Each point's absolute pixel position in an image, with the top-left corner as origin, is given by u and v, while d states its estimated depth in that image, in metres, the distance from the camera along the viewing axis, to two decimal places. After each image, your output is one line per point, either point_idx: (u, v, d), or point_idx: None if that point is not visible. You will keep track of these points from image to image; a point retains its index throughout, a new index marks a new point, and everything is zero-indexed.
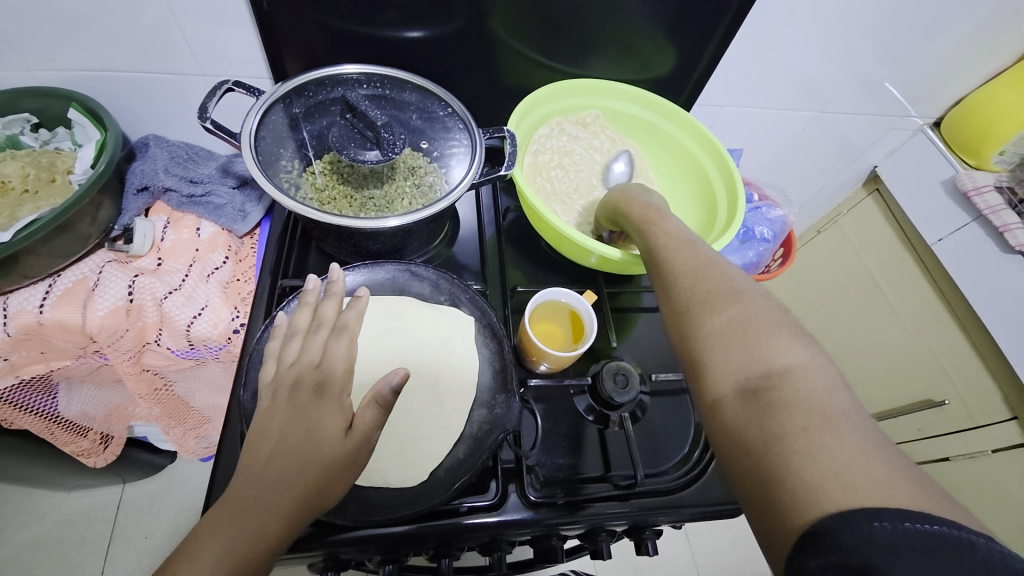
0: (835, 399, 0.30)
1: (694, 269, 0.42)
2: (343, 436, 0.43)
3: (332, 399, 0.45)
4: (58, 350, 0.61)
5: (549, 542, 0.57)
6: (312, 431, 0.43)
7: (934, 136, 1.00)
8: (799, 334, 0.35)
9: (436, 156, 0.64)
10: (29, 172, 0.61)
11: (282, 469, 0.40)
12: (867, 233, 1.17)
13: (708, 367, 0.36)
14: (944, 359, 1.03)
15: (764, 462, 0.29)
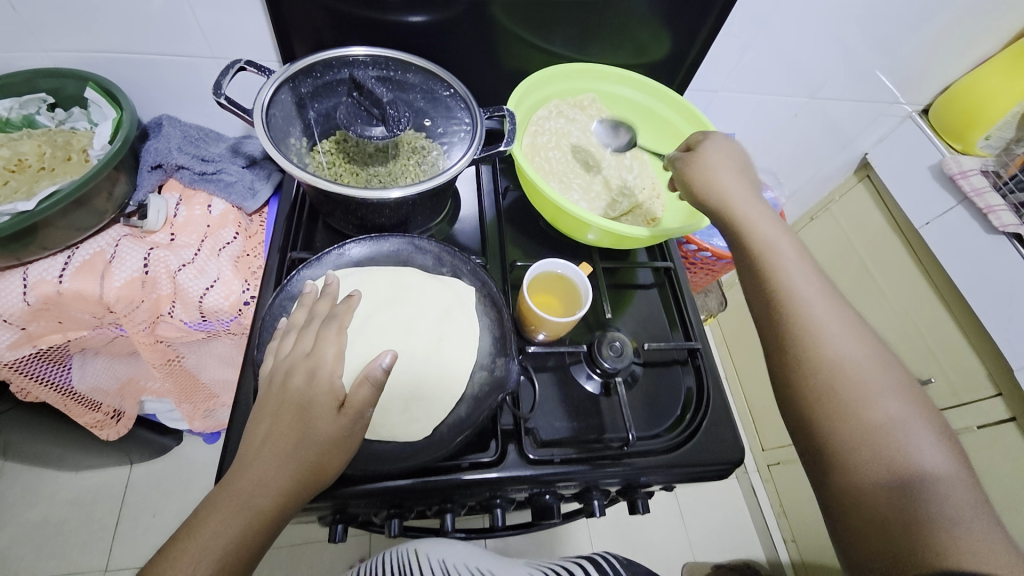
0: (954, 482, 0.37)
1: (832, 336, 0.46)
2: (338, 415, 0.45)
3: (323, 385, 0.46)
4: (75, 320, 0.64)
5: (545, 498, 0.60)
6: (304, 414, 0.45)
7: (922, 122, 1.04)
8: (930, 422, 0.41)
9: (438, 134, 0.67)
10: (45, 151, 0.64)
11: (276, 455, 0.44)
12: (857, 219, 1.20)
13: (850, 411, 0.42)
14: (930, 338, 1.05)
15: (895, 524, 0.37)
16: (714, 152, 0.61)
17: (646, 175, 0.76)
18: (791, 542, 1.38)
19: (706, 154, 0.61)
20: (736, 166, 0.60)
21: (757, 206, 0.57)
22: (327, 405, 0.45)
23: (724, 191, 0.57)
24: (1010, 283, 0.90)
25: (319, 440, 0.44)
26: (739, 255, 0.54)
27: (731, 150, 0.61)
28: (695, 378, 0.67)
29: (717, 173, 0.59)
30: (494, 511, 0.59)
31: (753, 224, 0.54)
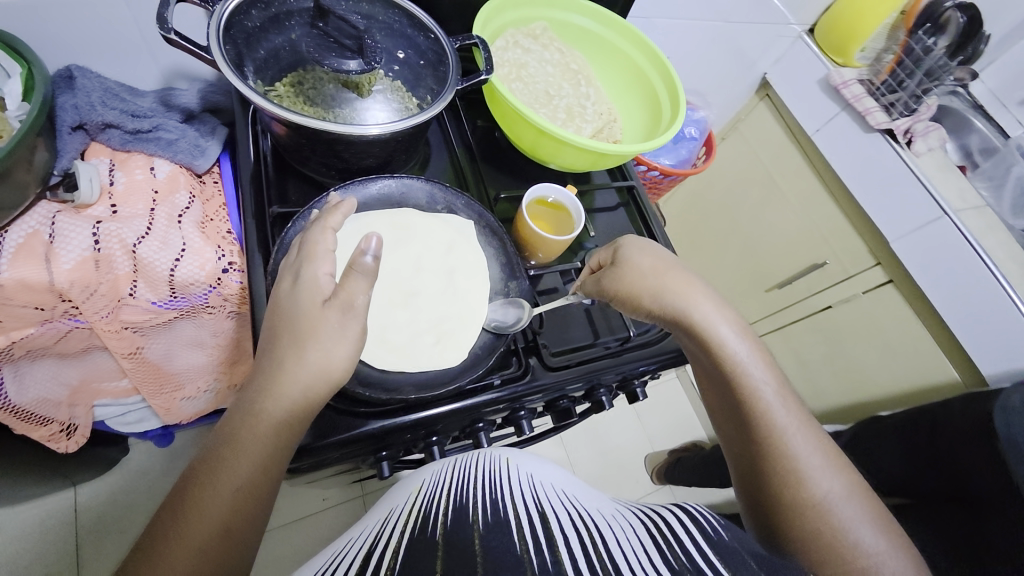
0: (851, 512, 0.47)
1: (755, 393, 0.51)
2: (337, 331, 0.44)
3: (318, 296, 0.45)
4: (16, 317, 0.55)
5: (561, 402, 0.66)
6: (299, 339, 0.43)
7: (810, 41, 1.20)
8: (834, 464, 0.49)
9: (411, 67, 0.64)
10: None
11: (275, 388, 0.42)
12: (761, 135, 1.36)
13: (784, 468, 0.48)
14: (824, 227, 1.26)
15: (825, 558, 0.45)
16: (633, 251, 0.59)
17: (601, 101, 0.81)
18: None
19: (624, 260, 0.59)
20: (658, 259, 0.58)
21: (708, 295, 0.55)
22: (322, 322, 0.44)
23: (662, 300, 0.55)
24: (884, 173, 1.11)
25: (318, 365, 0.43)
26: (698, 344, 0.54)
27: (641, 241, 0.60)
28: None
29: (642, 278, 0.57)
30: (520, 421, 0.64)
31: (690, 305, 0.54)
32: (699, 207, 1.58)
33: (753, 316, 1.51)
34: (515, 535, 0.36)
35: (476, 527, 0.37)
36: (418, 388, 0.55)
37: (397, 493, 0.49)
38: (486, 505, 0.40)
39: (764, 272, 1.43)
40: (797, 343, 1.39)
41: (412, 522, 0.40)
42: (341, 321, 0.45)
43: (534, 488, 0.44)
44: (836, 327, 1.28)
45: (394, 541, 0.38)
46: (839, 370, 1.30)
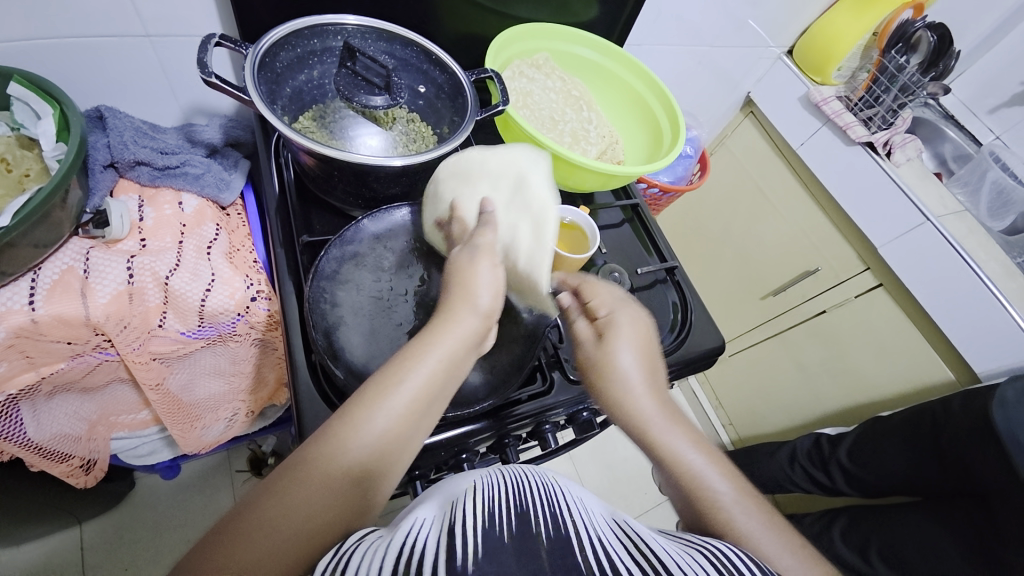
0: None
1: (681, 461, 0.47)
2: (473, 310, 0.47)
3: (455, 276, 0.49)
4: (46, 352, 0.56)
5: (582, 415, 0.68)
6: (438, 320, 0.45)
7: (789, 62, 1.27)
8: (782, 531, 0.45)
9: (433, 100, 0.68)
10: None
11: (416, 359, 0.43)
12: (748, 149, 1.43)
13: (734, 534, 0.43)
14: (813, 235, 1.32)
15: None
16: (626, 333, 0.52)
17: (603, 125, 0.86)
18: (728, 426, 1.68)
19: (614, 337, 0.52)
20: (646, 345, 0.53)
21: (638, 356, 0.51)
22: (462, 299, 0.47)
23: (630, 384, 0.49)
24: (867, 182, 1.17)
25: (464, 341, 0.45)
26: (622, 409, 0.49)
27: (640, 317, 0.54)
28: (677, 292, 0.80)
29: (627, 362, 0.50)
30: (545, 434, 0.66)
31: (613, 367, 0.50)
32: (691, 220, 1.64)
33: (749, 324, 1.55)
34: (581, 554, 0.31)
35: (541, 538, 0.32)
36: (454, 406, 0.57)
37: (445, 489, 0.40)
38: (550, 514, 0.35)
39: (759, 279, 1.48)
40: (795, 348, 1.43)
41: (479, 509, 0.33)
42: (476, 299, 0.47)
43: (586, 508, 0.38)
44: (830, 330, 1.33)
45: (466, 522, 0.31)
46: (838, 373, 1.34)
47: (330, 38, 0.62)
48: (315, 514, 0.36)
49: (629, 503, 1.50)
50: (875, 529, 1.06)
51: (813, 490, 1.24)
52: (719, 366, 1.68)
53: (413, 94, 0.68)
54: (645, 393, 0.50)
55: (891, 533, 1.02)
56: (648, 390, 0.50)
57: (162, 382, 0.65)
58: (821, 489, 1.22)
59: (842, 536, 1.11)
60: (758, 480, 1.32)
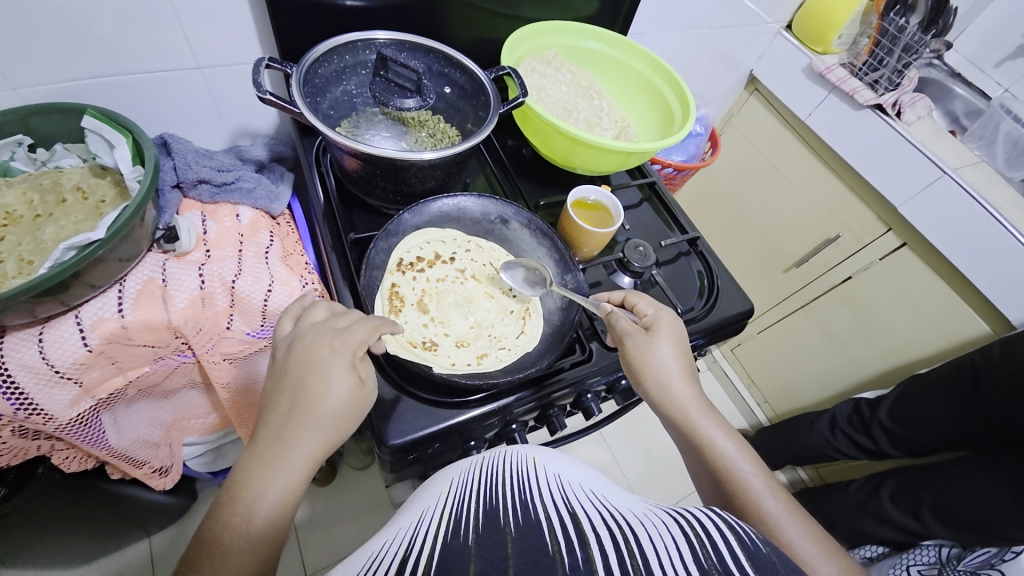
0: (816, 559, 0.49)
1: (713, 445, 0.57)
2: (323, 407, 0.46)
3: (306, 366, 0.47)
4: (132, 357, 0.62)
5: (621, 383, 0.71)
6: (303, 404, 0.46)
7: (789, 36, 1.30)
8: (800, 511, 0.53)
9: (458, 101, 0.73)
10: (32, 198, 0.62)
11: (287, 437, 0.44)
12: (755, 125, 1.46)
13: (760, 509, 0.52)
14: (830, 203, 1.33)
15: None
16: (666, 329, 0.62)
17: (614, 111, 0.90)
18: (764, 404, 1.68)
19: (657, 333, 0.62)
20: (682, 343, 0.63)
21: (679, 353, 0.61)
22: (312, 395, 0.46)
23: (668, 375, 0.59)
24: (880, 142, 1.19)
25: (315, 435, 0.45)
26: (667, 400, 0.59)
27: (677, 324, 0.64)
28: (701, 261, 0.84)
29: (661, 359, 0.60)
30: (588, 403, 0.69)
31: (658, 366, 0.60)
32: (707, 201, 1.67)
33: (774, 299, 1.55)
34: (548, 535, 0.34)
35: (509, 530, 0.35)
36: (504, 372, 0.62)
37: (424, 498, 0.45)
38: (514, 510, 0.37)
39: (782, 251, 1.48)
40: (823, 317, 1.43)
41: (442, 526, 0.37)
42: (330, 387, 0.46)
43: (561, 491, 0.41)
44: (857, 295, 1.33)
45: (429, 545, 0.34)
46: (869, 338, 1.34)
47: (362, 52, 0.67)
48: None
49: (670, 487, 1.51)
50: (925, 487, 1.05)
51: (857, 456, 1.24)
52: (747, 344, 1.69)
53: (438, 96, 0.73)
54: (683, 383, 0.60)
55: (940, 490, 1.02)
56: (686, 383, 0.60)
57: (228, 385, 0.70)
58: (866, 454, 1.22)
59: (891, 498, 1.11)
60: (799, 452, 1.33)
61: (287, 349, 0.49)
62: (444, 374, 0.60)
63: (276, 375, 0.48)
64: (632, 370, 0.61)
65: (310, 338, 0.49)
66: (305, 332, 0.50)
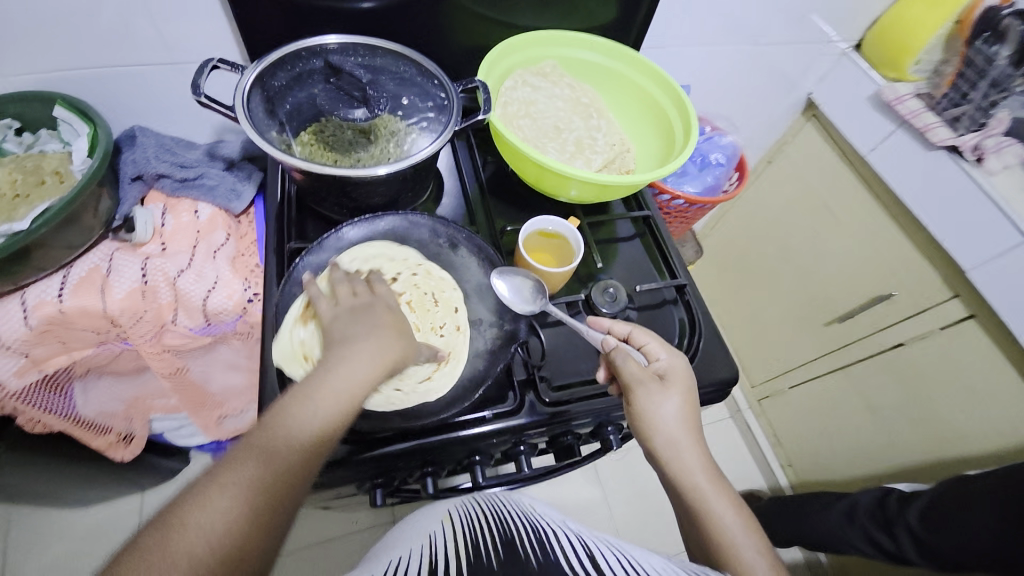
0: None
1: (718, 522, 0.49)
2: (349, 374, 0.45)
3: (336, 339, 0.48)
4: (78, 339, 0.65)
5: (561, 438, 0.64)
6: (325, 371, 0.45)
7: (857, 57, 1.12)
8: None
9: (414, 113, 0.69)
10: (16, 177, 0.64)
11: (303, 402, 0.42)
12: (810, 155, 1.29)
13: None
14: (886, 254, 1.15)
15: None
16: (678, 380, 0.56)
17: (613, 132, 0.82)
18: (787, 467, 1.47)
19: (669, 383, 0.55)
20: (694, 399, 0.56)
21: (689, 410, 0.54)
22: (341, 360, 0.46)
23: (675, 433, 0.52)
24: (955, 193, 0.98)
25: (338, 401, 0.43)
26: (670, 462, 0.52)
27: (691, 372, 0.57)
28: (685, 310, 0.73)
29: (666, 412, 0.53)
30: (519, 457, 0.63)
31: (663, 421, 0.53)
32: (748, 232, 1.50)
33: (812, 354, 1.36)
34: (570, 571, 0.38)
35: (531, 561, 0.39)
36: (402, 418, 0.55)
37: (424, 527, 0.49)
38: (532, 542, 0.42)
39: (825, 301, 1.30)
40: (864, 384, 1.23)
41: (461, 554, 0.41)
42: (356, 355, 0.46)
43: (571, 531, 0.45)
44: (908, 366, 1.13)
45: (451, 572, 0.38)
46: (916, 418, 1.13)
47: (312, 59, 0.64)
48: (222, 531, 0.36)
49: (660, 542, 1.38)
50: None
51: (876, 556, 1.04)
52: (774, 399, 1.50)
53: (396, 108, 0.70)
54: (694, 444, 0.53)
55: None
56: (697, 444, 0.53)
57: (183, 369, 0.74)
58: (886, 556, 1.02)
59: None
60: (810, 535, 1.15)
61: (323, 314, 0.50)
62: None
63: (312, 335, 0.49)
64: (633, 423, 0.54)
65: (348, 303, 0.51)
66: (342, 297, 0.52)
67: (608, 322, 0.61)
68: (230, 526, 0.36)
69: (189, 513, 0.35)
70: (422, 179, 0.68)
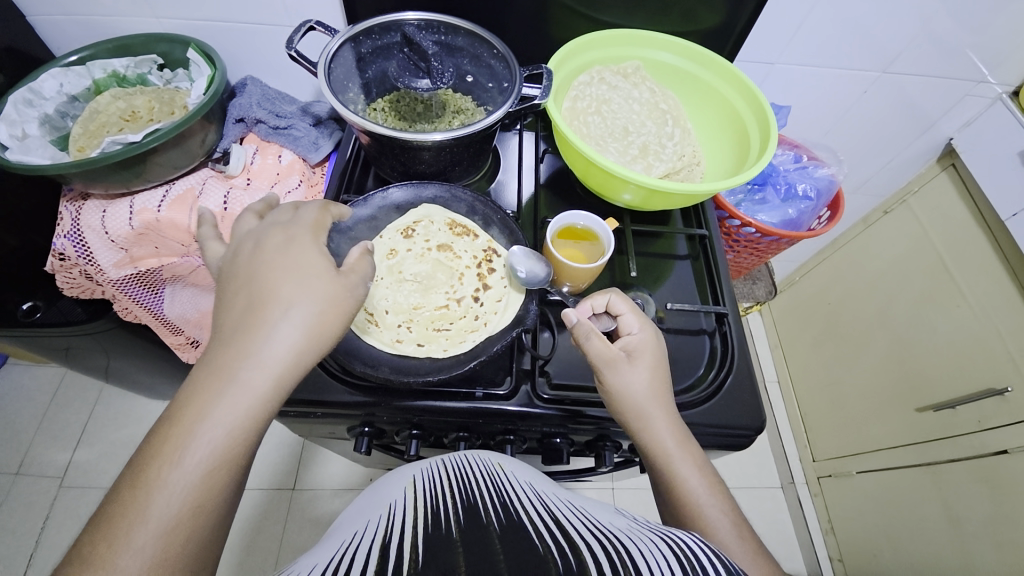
0: None
1: (689, 493, 0.48)
2: (285, 302, 0.39)
3: (261, 266, 0.41)
4: (167, 247, 0.77)
5: (554, 440, 0.61)
6: (261, 297, 0.39)
7: (1014, 104, 0.94)
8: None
9: (476, 90, 0.74)
10: (153, 105, 0.77)
11: (250, 336, 0.37)
12: (937, 210, 1.11)
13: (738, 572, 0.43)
14: (1012, 341, 0.94)
15: None
16: (649, 353, 0.53)
17: (686, 143, 0.77)
18: (837, 562, 1.26)
19: (640, 357, 0.52)
20: (664, 372, 0.53)
21: (659, 386, 0.52)
22: (271, 290, 0.39)
23: (646, 409, 0.50)
24: None
25: (286, 329, 0.38)
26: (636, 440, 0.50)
27: (662, 343, 0.55)
28: (720, 341, 0.66)
29: (636, 388, 0.50)
30: (504, 447, 0.62)
31: (632, 397, 0.50)
32: (847, 285, 1.32)
33: (892, 439, 1.16)
34: (535, 538, 0.35)
35: (494, 527, 0.37)
36: (392, 369, 0.56)
37: (387, 491, 0.47)
38: (496, 506, 0.40)
39: (922, 381, 1.10)
40: (949, 491, 1.02)
41: (422, 516, 0.39)
42: (292, 274, 0.40)
43: (535, 495, 0.43)
44: (1010, 481, 0.92)
45: (409, 534, 0.37)
46: (1002, 543, 0.92)
47: (393, 33, 0.68)
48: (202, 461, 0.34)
49: None
50: None
51: None
52: (836, 480, 1.30)
53: (461, 83, 0.74)
54: (664, 420, 0.50)
55: None
56: (667, 420, 0.50)
57: None
58: None
59: None
60: None
61: (236, 250, 0.43)
62: (378, 350, 0.58)
63: (224, 278, 0.41)
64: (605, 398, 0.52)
65: (266, 234, 0.43)
66: (263, 228, 0.44)
67: (586, 300, 0.57)
68: (202, 458, 0.34)
69: (159, 438, 0.34)
70: (478, 154, 0.71)
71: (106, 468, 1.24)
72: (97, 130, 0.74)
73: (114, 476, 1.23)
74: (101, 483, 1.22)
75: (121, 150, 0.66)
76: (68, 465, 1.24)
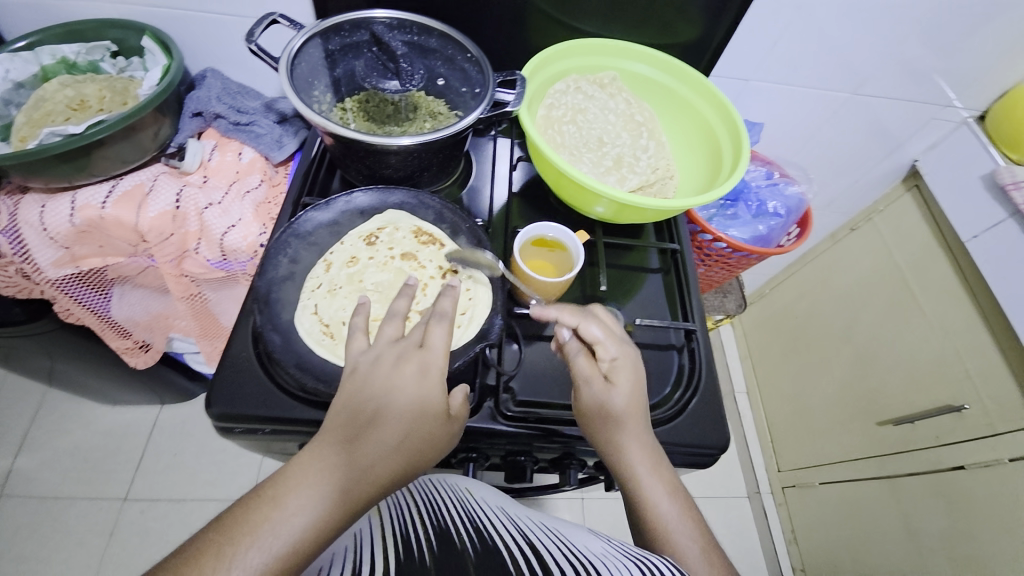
0: None
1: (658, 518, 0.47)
2: (390, 421, 0.41)
3: (377, 383, 0.43)
4: (113, 246, 0.72)
5: (518, 459, 0.59)
6: (369, 410, 0.42)
7: (977, 129, 0.98)
8: None
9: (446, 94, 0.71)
10: (104, 95, 0.72)
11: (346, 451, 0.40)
12: (900, 229, 1.14)
13: None
14: (969, 361, 0.97)
15: None
16: (628, 374, 0.51)
17: (661, 156, 0.76)
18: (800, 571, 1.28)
19: (617, 380, 0.51)
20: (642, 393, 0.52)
21: (634, 408, 0.51)
22: (380, 408, 0.41)
23: (620, 431, 0.49)
24: None
25: (384, 450, 0.40)
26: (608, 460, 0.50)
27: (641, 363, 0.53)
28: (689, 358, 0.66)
29: (611, 409, 0.50)
30: (466, 465, 0.59)
31: (606, 420, 0.50)
32: (815, 299, 1.35)
33: (853, 453, 1.18)
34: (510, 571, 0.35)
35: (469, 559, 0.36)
36: None
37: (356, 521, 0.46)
38: (469, 531, 0.40)
39: (884, 396, 1.13)
40: (908, 506, 1.04)
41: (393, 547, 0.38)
42: (401, 394, 0.42)
43: (506, 519, 0.44)
44: (965, 496, 0.95)
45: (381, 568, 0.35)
46: (957, 558, 0.95)
47: (362, 31, 0.66)
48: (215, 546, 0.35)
49: None
50: None
51: None
52: (801, 491, 1.32)
53: (430, 85, 0.71)
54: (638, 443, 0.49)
55: None
56: (642, 442, 0.50)
57: (201, 294, 0.80)
58: None
59: None
60: None
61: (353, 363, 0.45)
62: (332, 364, 0.55)
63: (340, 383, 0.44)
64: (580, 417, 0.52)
65: (380, 353, 0.45)
66: (378, 346, 0.46)
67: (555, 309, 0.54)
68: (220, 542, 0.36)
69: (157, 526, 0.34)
70: (448, 159, 0.68)
71: (46, 476, 1.16)
72: (41, 119, 0.69)
73: (58, 485, 1.15)
74: (43, 492, 1.14)
75: (62, 141, 0.61)
76: (5, 473, 1.15)
